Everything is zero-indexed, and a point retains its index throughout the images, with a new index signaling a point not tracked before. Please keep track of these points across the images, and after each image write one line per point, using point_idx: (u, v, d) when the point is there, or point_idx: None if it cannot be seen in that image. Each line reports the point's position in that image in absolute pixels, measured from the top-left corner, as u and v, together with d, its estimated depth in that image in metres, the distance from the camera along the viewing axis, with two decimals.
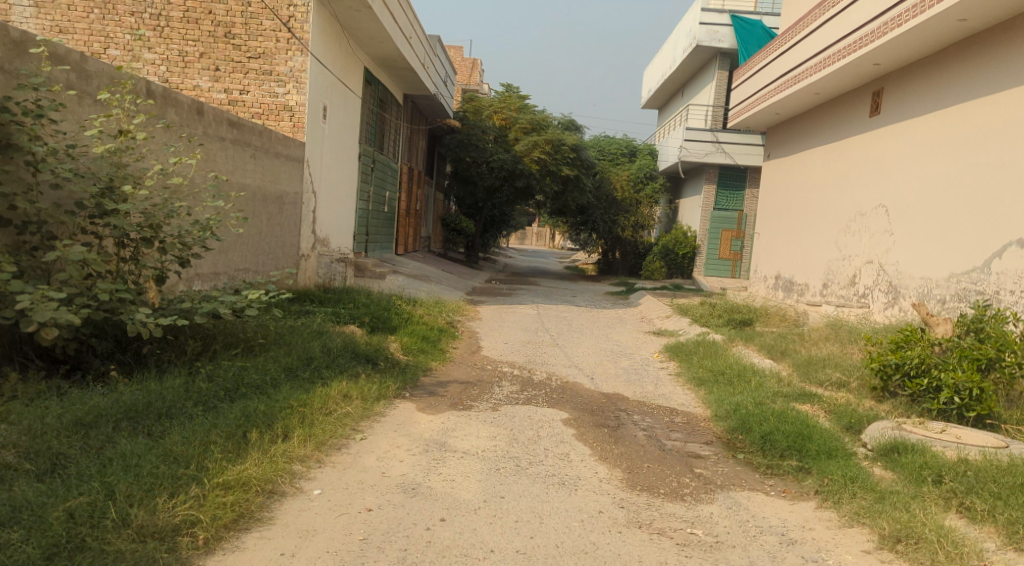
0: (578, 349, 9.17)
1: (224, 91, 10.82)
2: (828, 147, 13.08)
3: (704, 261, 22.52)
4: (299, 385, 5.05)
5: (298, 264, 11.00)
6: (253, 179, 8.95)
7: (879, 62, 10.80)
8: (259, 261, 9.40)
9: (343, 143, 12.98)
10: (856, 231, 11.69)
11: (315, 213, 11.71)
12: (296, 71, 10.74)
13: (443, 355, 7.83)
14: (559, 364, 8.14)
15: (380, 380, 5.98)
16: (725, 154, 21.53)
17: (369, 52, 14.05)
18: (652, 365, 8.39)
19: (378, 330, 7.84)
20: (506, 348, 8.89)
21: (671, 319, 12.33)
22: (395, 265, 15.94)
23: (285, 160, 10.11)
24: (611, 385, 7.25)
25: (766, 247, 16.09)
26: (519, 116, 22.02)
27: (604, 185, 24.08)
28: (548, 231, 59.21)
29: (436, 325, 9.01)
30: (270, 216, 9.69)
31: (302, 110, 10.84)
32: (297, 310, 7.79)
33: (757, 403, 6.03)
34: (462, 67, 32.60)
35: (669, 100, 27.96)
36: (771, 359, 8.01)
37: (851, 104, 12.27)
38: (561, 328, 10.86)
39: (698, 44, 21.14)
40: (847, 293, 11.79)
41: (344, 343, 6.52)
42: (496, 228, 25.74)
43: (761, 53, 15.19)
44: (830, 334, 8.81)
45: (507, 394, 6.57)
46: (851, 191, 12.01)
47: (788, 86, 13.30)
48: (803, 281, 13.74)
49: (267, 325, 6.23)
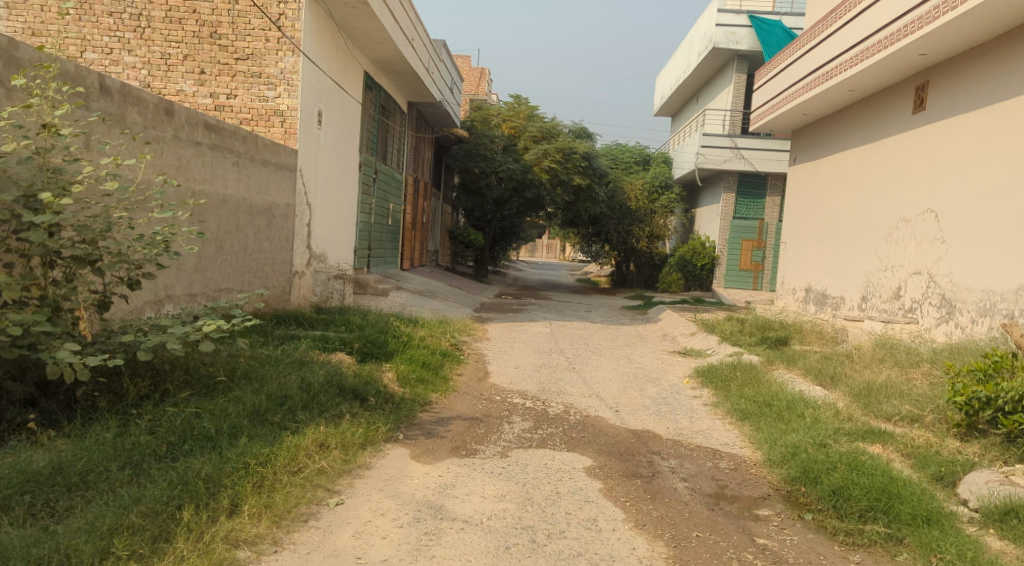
0: (598, 374, 8.19)
1: (210, 96, 9.98)
2: (865, 148, 12.10)
3: (724, 273, 21.54)
4: (265, 434, 4.13)
5: (291, 282, 10.12)
6: (235, 190, 8.12)
7: (926, 52, 9.83)
8: (246, 279, 8.54)
9: (342, 152, 12.14)
10: (899, 239, 10.72)
11: (311, 226, 10.86)
12: (288, 73, 9.89)
13: (446, 386, 6.89)
14: (578, 393, 7.16)
15: (367, 422, 5.04)
16: (744, 160, 20.60)
17: (369, 55, 13.20)
18: (684, 394, 7.41)
19: (371, 357, 6.91)
20: (518, 373, 7.94)
21: (696, 338, 11.36)
22: (399, 280, 15.05)
23: (274, 168, 9.23)
24: (639, 419, 6.28)
25: (794, 258, 15.11)
26: (528, 124, 21.34)
27: (617, 195, 22.89)
28: (559, 243, 58.30)
29: (439, 349, 8.09)
30: (258, 231, 8.82)
31: (294, 115, 9.98)
32: (280, 337, 6.91)
33: (819, 444, 5.08)
34: (470, 77, 31.88)
35: (684, 107, 27.05)
36: (820, 386, 7.01)
37: (891, 101, 11.32)
38: (578, 349, 9.89)
39: (715, 47, 20.26)
40: (891, 307, 10.79)
41: (330, 375, 5.60)
42: (507, 240, 24.63)
43: (785, 51, 14.28)
44: (883, 357, 7.83)
45: (519, 434, 5.61)
46: (893, 195, 11.03)
47: (820, 83, 12.33)
48: (838, 294, 12.75)
49: (238, 356, 5.32)
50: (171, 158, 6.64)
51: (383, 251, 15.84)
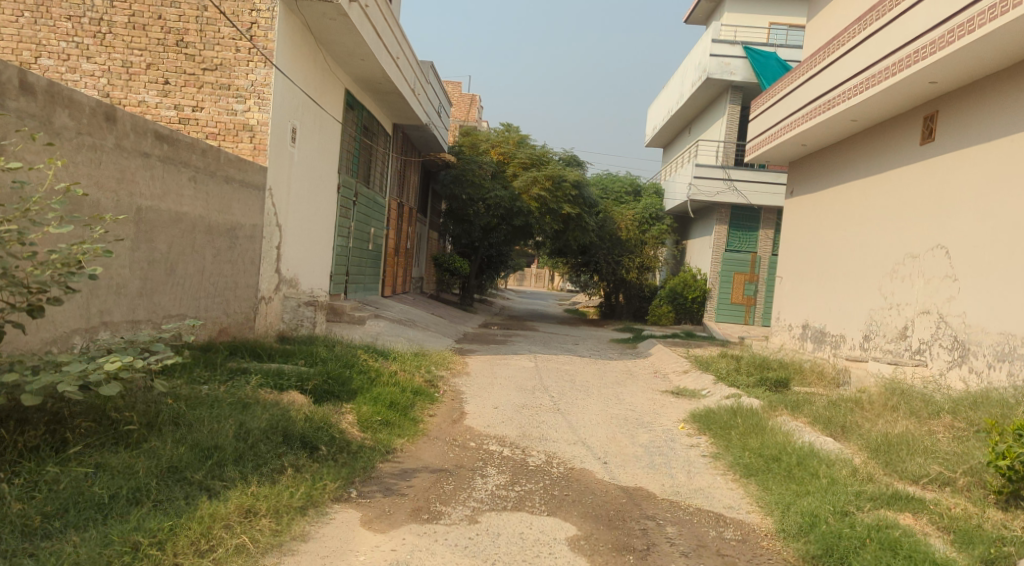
0: (584, 417, 7.46)
1: (174, 108, 9.30)
2: (868, 179, 11.55)
3: (715, 306, 20.92)
4: (173, 497, 3.50)
5: (257, 308, 9.36)
6: (191, 207, 7.42)
7: (937, 80, 9.29)
8: (202, 304, 7.80)
9: (318, 171, 11.46)
10: (905, 276, 10.12)
11: (281, 249, 10.11)
12: (258, 85, 9.25)
13: (414, 430, 6.16)
14: (561, 439, 6.42)
15: (311, 478, 4.31)
16: (737, 193, 20.14)
17: (350, 72, 12.60)
18: (680, 442, 6.68)
19: (332, 396, 6.18)
20: (496, 415, 7.18)
21: (690, 376, 10.68)
22: (378, 308, 14.30)
23: (238, 186, 8.51)
24: (630, 474, 5.54)
25: (790, 293, 14.49)
26: (518, 151, 20.92)
27: (607, 224, 22.45)
28: (547, 271, 57.70)
29: (410, 386, 7.33)
30: (217, 252, 8.10)
31: (264, 130, 9.30)
32: (230, 372, 6.17)
33: (839, 510, 4.39)
34: (459, 103, 31.40)
35: (676, 138, 26.67)
36: (831, 438, 6.30)
37: (896, 131, 10.80)
38: (563, 387, 9.16)
39: (709, 77, 19.85)
40: (896, 348, 10.14)
41: (277, 418, 4.87)
42: (494, 268, 24.08)
43: (783, 80, 13.83)
44: (895, 405, 7.17)
45: (493, 491, 4.87)
46: (898, 229, 10.46)
47: (822, 112, 11.80)
48: (837, 332, 12.13)
49: (166, 398, 4.62)
50: (112, 170, 5.99)
51: (363, 277, 15.12)
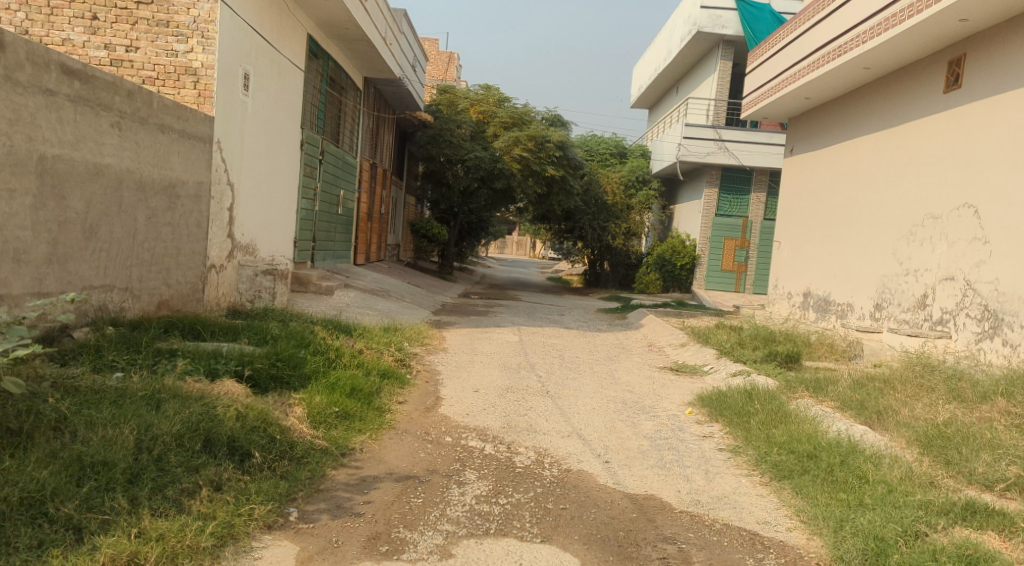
0: (577, 400, 6.53)
1: (104, 47, 8.09)
2: (881, 133, 10.62)
3: (704, 273, 20.07)
4: (17, 551, 2.69)
5: (206, 278, 8.25)
6: (117, 158, 6.28)
7: (968, 17, 8.29)
8: (134, 274, 6.70)
9: (276, 124, 10.28)
10: (925, 238, 9.23)
11: (234, 211, 8.99)
12: (201, 22, 8.03)
13: (379, 423, 5.18)
14: (553, 431, 5.46)
15: (232, 500, 3.34)
16: (728, 153, 19.08)
17: (312, 15, 11.34)
18: (690, 432, 5.74)
19: (280, 384, 5.18)
20: (477, 401, 6.21)
21: (687, 351, 9.77)
22: (349, 277, 13.23)
23: (177, 137, 7.35)
24: (637, 476, 4.60)
25: (790, 259, 13.61)
26: (498, 110, 19.68)
27: (592, 188, 21.42)
28: (528, 238, 56.69)
29: (376, 367, 6.33)
30: (154, 213, 6.97)
31: (210, 74, 8.10)
32: (156, 357, 5.13)
33: (910, 533, 3.50)
34: (437, 61, 30.09)
35: (663, 97, 25.61)
36: (866, 426, 5.42)
37: (916, 79, 9.82)
38: (550, 364, 8.20)
39: (699, 30, 18.74)
40: (914, 318, 9.29)
41: (201, 414, 3.88)
42: (473, 235, 23.24)
43: (785, 27, 12.76)
44: (929, 386, 6.28)
45: (474, 505, 3.90)
46: (917, 187, 9.53)
47: (831, 60, 10.79)
48: (844, 300, 11.27)
49: (48, 395, 3.65)
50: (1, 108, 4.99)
51: (332, 243, 14.00)
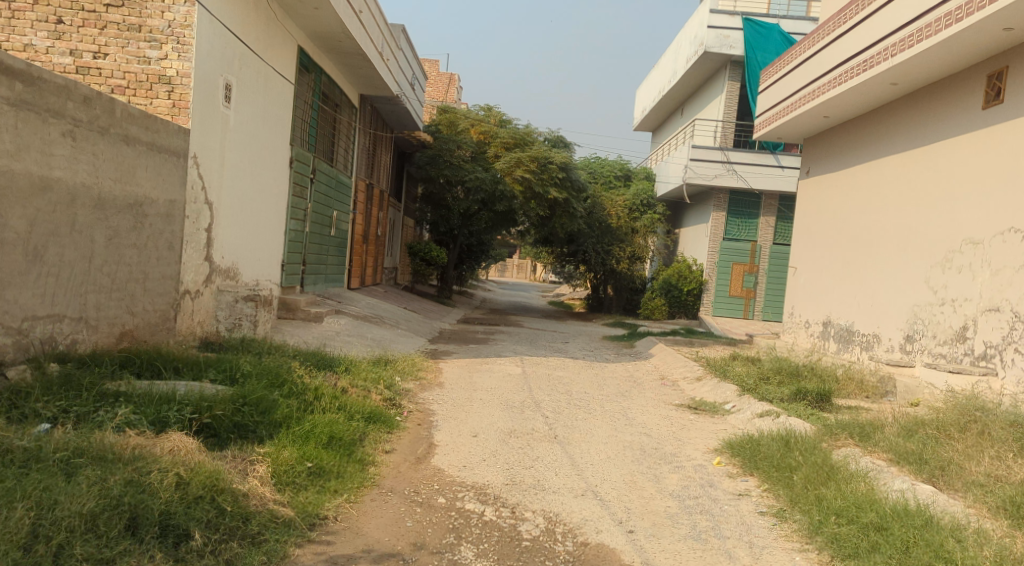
0: (590, 447, 5.77)
1: (70, 54, 7.39)
2: (911, 153, 9.90)
3: (712, 299, 19.30)
4: None
5: (179, 305, 7.47)
6: (69, 172, 5.55)
7: (1013, 26, 7.61)
8: (90, 302, 5.90)
9: (262, 139, 9.56)
10: (964, 266, 8.49)
11: (212, 233, 8.23)
12: (177, 26, 7.34)
13: (361, 480, 4.40)
14: (564, 489, 4.66)
15: None
16: (737, 176, 18.43)
17: (303, 26, 10.68)
18: (723, 490, 4.94)
19: (243, 436, 4.41)
20: (476, 449, 5.43)
21: (705, 386, 8.94)
22: (340, 303, 12.48)
23: (148, 150, 6.62)
24: (668, 552, 3.83)
25: (807, 286, 12.86)
26: (499, 130, 19.02)
27: (596, 211, 20.67)
28: (528, 262, 56.11)
29: (362, 410, 5.56)
30: (116, 234, 6.20)
31: (185, 84, 7.37)
32: (98, 400, 4.36)
33: None
34: (437, 82, 29.67)
35: (667, 119, 25.07)
36: (929, 485, 4.67)
37: (951, 95, 9.14)
38: (557, 402, 7.43)
39: (706, 51, 18.12)
40: (953, 352, 8.52)
41: (126, 483, 3.18)
42: (473, 258, 22.65)
43: (804, 43, 12.12)
44: (991, 436, 5.51)
45: None
46: (954, 210, 8.82)
47: (855, 74, 10.12)
48: (869, 331, 10.51)
49: None
50: None
51: (324, 267, 13.26)
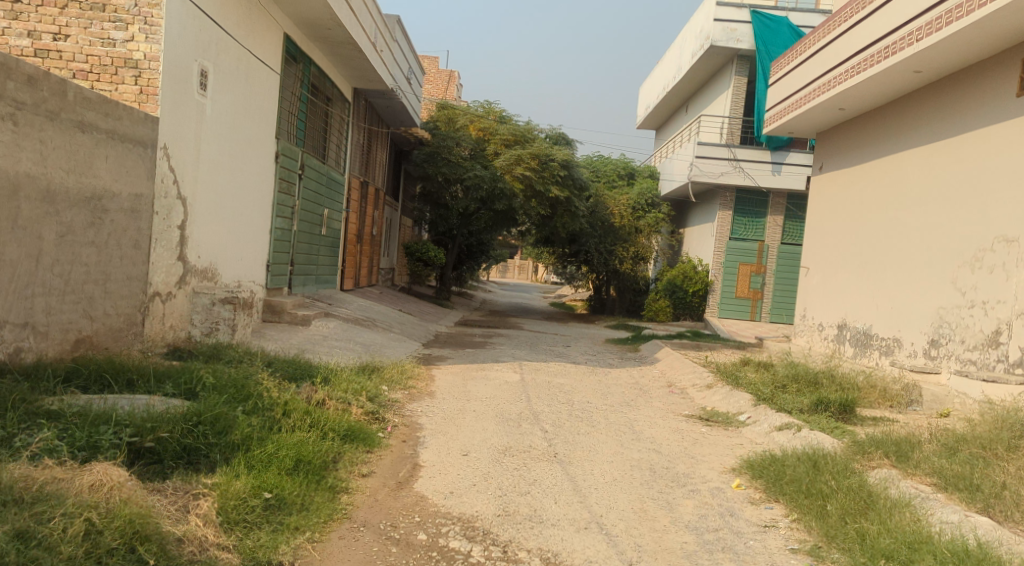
0: (594, 467, 5.17)
1: (28, 35, 6.81)
2: (936, 145, 9.28)
3: (718, 301, 18.64)
4: None
5: (147, 309, 6.88)
6: (10, 160, 4.99)
7: None
8: (38, 306, 5.32)
9: (243, 131, 8.97)
10: (995, 266, 7.88)
11: (186, 230, 7.62)
12: (143, 6, 6.75)
13: (330, 513, 3.79)
14: (565, 521, 4.06)
15: None
16: (743, 174, 17.81)
17: (289, 12, 10.08)
18: (746, 520, 4.32)
19: (193, 462, 3.81)
20: (466, 470, 4.83)
21: (716, 395, 8.33)
22: (330, 305, 11.87)
23: (109, 138, 6.03)
24: None
25: (821, 288, 12.24)
26: (499, 127, 18.43)
27: (599, 210, 20.09)
28: (531, 263, 55.52)
29: (339, 427, 4.95)
30: (69, 230, 5.61)
31: (153, 67, 6.78)
32: (27, 419, 3.78)
33: None
34: (437, 79, 29.07)
35: (671, 116, 24.44)
36: (983, 517, 4.07)
37: (980, 83, 8.53)
38: (557, 413, 6.82)
39: (712, 45, 17.53)
40: (984, 359, 7.90)
41: (15, 536, 2.76)
42: (472, 259, 22.07)
43: (818, 31, 11.49)
44: None
45: None
46: (984, 205, 8.21)
47: (875, 62, 9.51)
48: (890, 335, 9.88)
49: None
50: None
51: (314, 267, 12.66)
